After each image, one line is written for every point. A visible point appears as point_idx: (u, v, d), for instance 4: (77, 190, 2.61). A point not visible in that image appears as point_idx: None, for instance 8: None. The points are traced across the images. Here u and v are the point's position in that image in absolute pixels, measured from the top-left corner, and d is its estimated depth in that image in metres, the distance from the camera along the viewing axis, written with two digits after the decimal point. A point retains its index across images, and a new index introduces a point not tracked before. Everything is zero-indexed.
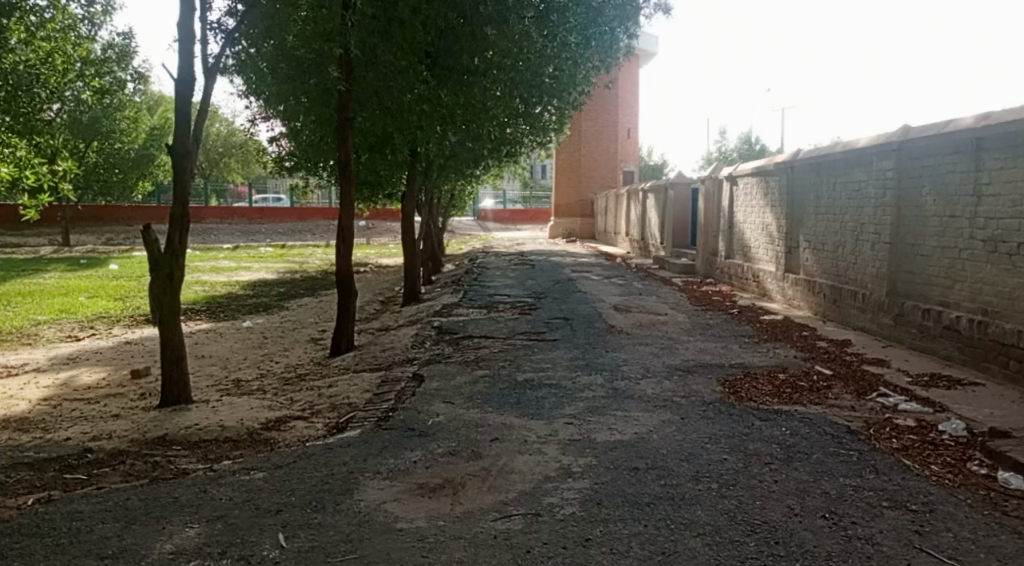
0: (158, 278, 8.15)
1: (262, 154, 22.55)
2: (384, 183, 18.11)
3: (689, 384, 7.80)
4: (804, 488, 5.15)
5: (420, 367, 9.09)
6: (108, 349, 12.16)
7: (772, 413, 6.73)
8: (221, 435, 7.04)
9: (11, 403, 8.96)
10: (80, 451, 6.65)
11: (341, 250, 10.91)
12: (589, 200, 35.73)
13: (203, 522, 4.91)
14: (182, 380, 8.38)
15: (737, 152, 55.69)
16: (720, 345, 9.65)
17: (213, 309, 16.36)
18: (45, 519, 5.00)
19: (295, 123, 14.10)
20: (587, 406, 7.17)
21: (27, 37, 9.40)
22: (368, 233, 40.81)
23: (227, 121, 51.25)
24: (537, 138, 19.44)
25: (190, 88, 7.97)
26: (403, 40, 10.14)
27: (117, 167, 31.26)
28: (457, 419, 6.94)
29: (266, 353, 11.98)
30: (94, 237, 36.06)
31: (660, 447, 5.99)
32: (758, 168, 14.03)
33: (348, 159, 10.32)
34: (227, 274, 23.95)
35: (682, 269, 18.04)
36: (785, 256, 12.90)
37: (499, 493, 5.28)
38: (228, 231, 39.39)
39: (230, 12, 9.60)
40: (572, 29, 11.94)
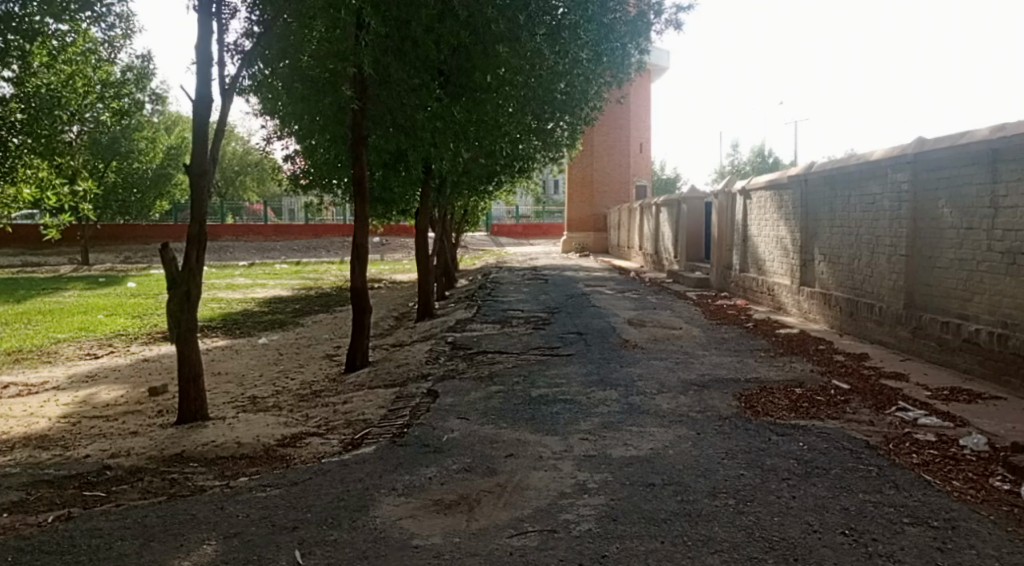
0: (175, 294, 8.20)
1: (277, 172, 22.69)
2: (398, 200, 18.24)
3: (704, 399, 7.77)
4: (823, 505, 5.12)
5: (434, 383, 9.07)
6: (126, 366, 12.26)
7: (790, 428, 6.69)
8: (238, 452, 7.07)
9: (31, 421, 9.02)
10: (98, 468, 6.69)
11: (356, 266, 10.97)
12: (602, 214, 35.78)
13: (220, 539, 4.93)
14: (199, 397, 8.44)
15: (749, 165, 55.73)
16: (735, 359, 9.62)
17: (229, 326, 16.47)
18: (65, 537, 5.03)
19: (310, 141, 14.22)
20: (602, 422, 7.15)
21: (49, 61, 9.44)
22: (382, 249, 41.07)
23: (243, 140, 51.77)
24: (550, 154, 19.54)
25: (207, 107, 8.05)
26: (415, 58, 10.14)
27: (135, 186, 31.66)
28: (472, 435, 6.94)
29: (282, 369, 12.03)
30: (113, 255, 36.49)
31: (676, 463, 5.96)
32: (772, 181, 13.99)
33: (362, 177, 10.46)
34: (243, 291, 24.13)
35: (696, 282, 18.00)
36: (800, 270, 12.84)
37: (514, 509, 5.28)
38: (244, 249, 39.76)
39: (246, 33, 9.74)
40: (584, 44, 11.57)
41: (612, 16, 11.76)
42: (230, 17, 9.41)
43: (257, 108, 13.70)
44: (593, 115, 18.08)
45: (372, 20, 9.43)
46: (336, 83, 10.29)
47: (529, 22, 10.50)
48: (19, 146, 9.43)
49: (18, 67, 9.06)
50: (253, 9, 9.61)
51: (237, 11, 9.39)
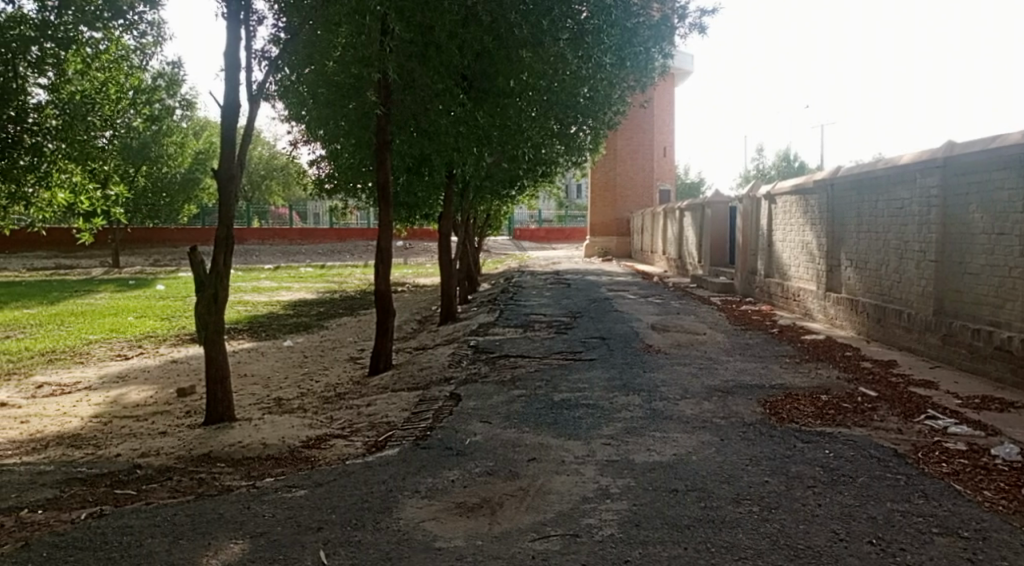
0: (203, 298, 8.28)
1: (303, 176, 22.95)
2: (421, 204, 18.36)
3: (729, 405, 7.75)
4: (849, 513, 5.09)
5: (457, 387, 9.12)
6: (155, 367, 12.45)
7: (815, 435, 6.66)
8: (264, 453, 7.16)
9: (65, 420, 9.21)
10: (130, 467, 6.80)
11: (379, 270, 11.06)
12: (625, 218, 35.76)
13: (247, 538, 5.00)
14: (226, 399, 8.54)
15: (776, 168, 55.65)
16: (759, 365, 9.57)
17: (255, 328, 16.64)
18: (97, 534, 5.12)
19: (334, 146, 14.35)
20: (625, 427, 7.16)
21: (83, 68, 9.55)
22: (406, 253, 41.35)
23: (270, 146, 52.45)
24: (572, 159, 19.54)
25: (235, 114, 8.16)
26: (439, 64, 10.20)
27: (165, 191, 32.45)
28: (494, 438, 6.98)
29: (307, 372, 12.15)
30: (143, 258, 37.09)
31: (699, 470, 5.96)
32: (797, 186, 13.93)
33: (386, 181, 10.57)
34: (269, 293, 24.39)
35: (721, 288, 17.96)
36: (826, 275, 12.75)
37: (537, 513, 5.30)
38: (270, 252, 40.22)
39: (273, 40, 9.90)
40: (606, 50, 11.49)
41: (637, 21, 11.77)
42: (257, 24, 9.55)
43: (284, 114, 13.85)
44: (616, 118, 18.06)
45: (396, 27, 9.49)
46: (361, 88, 10.63)
47: (553, 26, 10.26)
48: (53, 152, 9.31)
49: (53, 76, 9.16)
50: (280, 16, 9.72)
51: (264, 19, 9.52)
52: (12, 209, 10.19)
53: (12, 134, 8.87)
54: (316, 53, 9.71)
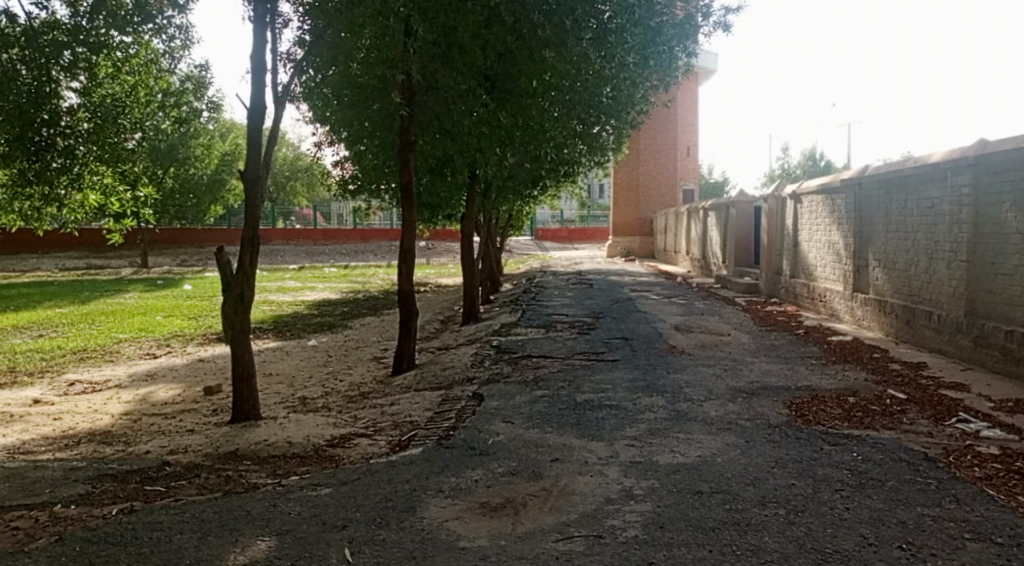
0: (229, 298, 8.35)
1: (327, 177, 23.06)
2: (444, 204, 18.41)
3: (754, 407, 7.70)
4: (878, 517, 5.04)
5: (479, 387, 9.13)
6: (183, 366, 12.58)
7: (843, 438, 6.60)
8: (289, 451, 7.21)
9: (96, 417, 9.34)
10: (158, 464, 6.88)
11: (403, 270, 11.10)
12: (648, 218, 35.64)
13: (273, 535, 5.04)
14: (252, 397, 8.62)
15: (801, 168, 55.23)
16: (785, 366, 9.50)
17: (280, 328, 16.77)
18: (127, 530, 5.18)
19: (359, 147, 14.43)
20: (649, 428, 7.14)
21: (114, 72, 9.61)
22: (429, 253, 41.48)
23: (294, 147, 52.88)
24: (595, 158, 19.51)
25: (261, 115, 8.23)
26: (462, 64, 10.22)
27: (192, 192, 32.78)
28: (517, 439, 6.99)
29: (331, 371, 12.23)
30: (170, 258, 37.51)
31: (724, 471, 5.93)
32: (824, 185, 13.81)
33: (409, 182, 10.60)
34: (293, 293, 24.57)
35: (745, 288, 17.85)
36: (854, 276, 12.62)
37: (560, 514, 5.29)
38: (294, 252, 40.51)
39: (298, 42, 9.97)
40: (630, 50, 11.45)
41: (660, 20, 11.73)
42: (283, 27, 9.63)
43: (309, 115, 13.94)
44: (639, 118, 18.00)
45: (419, 28, 9.52)
46: (385, 89, 10.66)
47: (576, 26, 10.19)
48: (85, 154, 9.47)
49: (85, 79, 9.21)
50: (306, 18, 9.81)
51: (289, 21, 9.60)
52: (45, 211, 10.31)
53: (46, 137, 8.91)
54: (340, 54, 9.78)
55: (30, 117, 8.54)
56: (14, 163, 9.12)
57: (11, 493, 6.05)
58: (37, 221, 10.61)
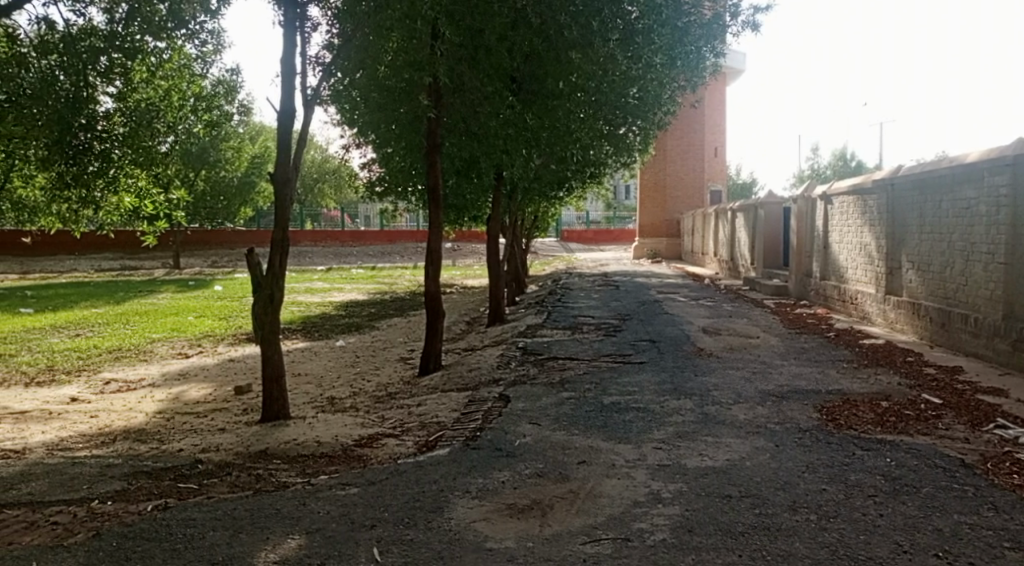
0: (259, 298, 8.42)
1: (354, 179, 23.19)
2: (471, 205, 18.44)
3: (784, 411, 7.63)
4: (913, 525, 4.97)
5: (506, 388, 9.13)
6: (213, 366, 12.71)
7: (876, 443, 6.51)
8: (318, 451, 7.26)
9: (130, 415, 9.48)
10: (191, 462, 6.95)
11: (430, 271, 11.13)
12: (675, 219, 35.45)
13: (303, 534, 5.08)
14: (281, 396, 8.69)
15: (832, 168, 54.67)
16: (816, 370, 9.39)
17: (308, 328, 16.90)
18: (162, 526, 5.25)
19: (386, 149, 14.51)
20: (676, 431, 7.10)
21: (148, 77, 9.73)
22: (455, 255, 41.60)
23: (322, 149, 53.30)
24: (622, 160, 19.44)
25: (291, 118, 8.30)
26: (488, 66, 10.23)
27: (222, 194, 33.17)
28: (544, 441, 6.97)
29: (359, 371, 12.30)
30: (201, 259, 37.93)
31: (754, 476, 5.88)
32: (855, 186, 13.65)
33: (436, 184, 10.62)
34: (321, 294, 24.75)
35: (775, 290, 17.70)
36: (887, 278, 12.46)
37: (587, 516, 5.28)
38: (322, 254, 40.81)
39: (327, 46, 10.04)
40: (657, 50, 11.37)
41: (688, 20, 11.71)
42: (312, 31, 9.70)
43: (338, 117, 14.02)
44: (666, 119, 17.91)
45: (447, 31, 9.54)
46: (412, 92, 10.70)
47: (603, 27, 9.98)
48: (120, 158, 9.52)
49: (121, 84, 9.38)
50: (334, 22, 9.85)
51: (319, 25, 9.67)
52: (82, 213, 10.47)
53: (83, 141, 8.96)
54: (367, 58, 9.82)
55: (67, 122, 8.54)
56: (54, 167, 9.24)
57: (49, 489, 6.14)
58: (74, 223, 10.77)
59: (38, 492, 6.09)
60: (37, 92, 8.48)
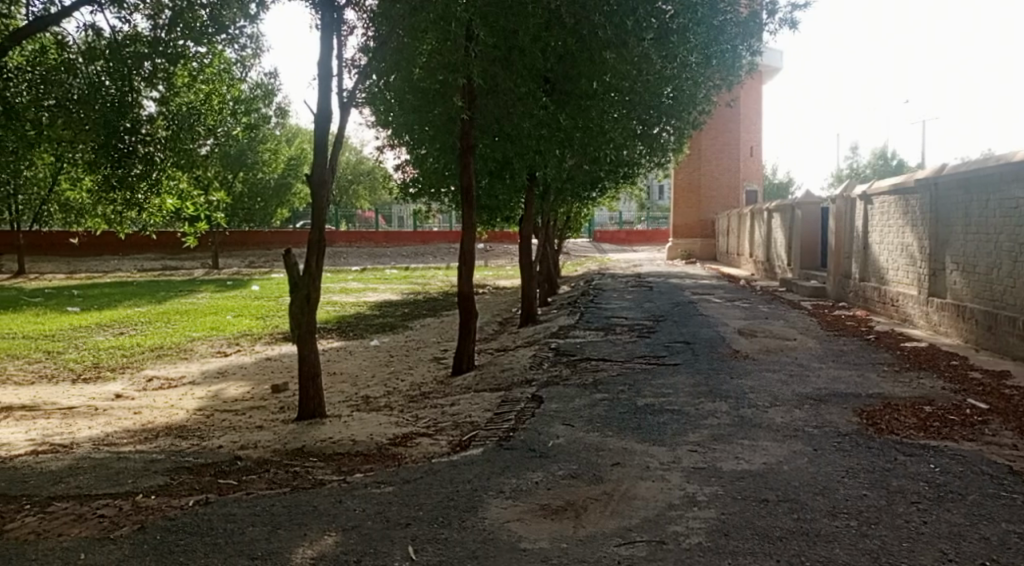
0: (296, 298, 8.49)
1: (388, 180, 23.34)
2: (504, 206, 18.45)
3: (822, 414, 7.51)
4: (959, 533, 4.86)
5: (539, 389, 9.11)
6: (251, 364, 12.86)
7: (920, 448, 6.39)
8: (353, 449, 7.30)
9: (172, 412, 9.62)
10: (230, 458, 7.04)
11: (464, 271, 11.16)
12: (710, 220, 35.15)
13: (339, 531, 5.11)
14: (317, 395, 8.76)
15: (871, 168, 53.87)
16: (856, 373, 9.25)
17: (343, 328, 17.02)
18: (203, 520, 5.31)
19: (419, 151, 14.56)
20: (712, 434, 7.02)
21: (190, 81, 9.84)
22: (488, 256, 41.66)
23: (356, 151, 53.75)
24: (656, 160, 19.32)
25: (328, 119, 8.36)
26: (522, 66, 10.21)
27: (259, 196, 33.62)
28: (577, 442, 6.94)
29: (393, 371, 12.36)
30: (239, 260, 38.44)
31: (792, 480, 5.79)
32: (896, 185, 13.43)
33: (470, 184, 10.63)
34: (355, 294, 24.93)
35: (812, 292, 17.45)
36: (929, 279, 12.23)
37: (622, 518, 5.24)
38: (357, 254, 41.13)
39: (363, 49, 10.10)
40: (693, 49, 11.49)
41: (724, 18, 11.71)
42: (348, 34, 9.77)
43: (372, 119, 14.10)
44: (700, 118, 17.76)
45: (481, 31, 9.54)
46: (446, 93, 10.73)
47: (638, 26, 9.85)
48: (163, 161, 9.67)
49: (164, 88, 9.50)
50: (370, 25, 9.90)
51: (355, 29, 9.74)
52: (126, 215, 10.67)
53: (128, 145, 9.19)
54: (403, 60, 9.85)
55: (113, 126, 8.82)
56: (100, 170, 9.41)
57: (96, 483, 6.25)
58: (118, 224, 10.99)
59: (86, 485, 6.20)
60: (85, 97, 8.70)
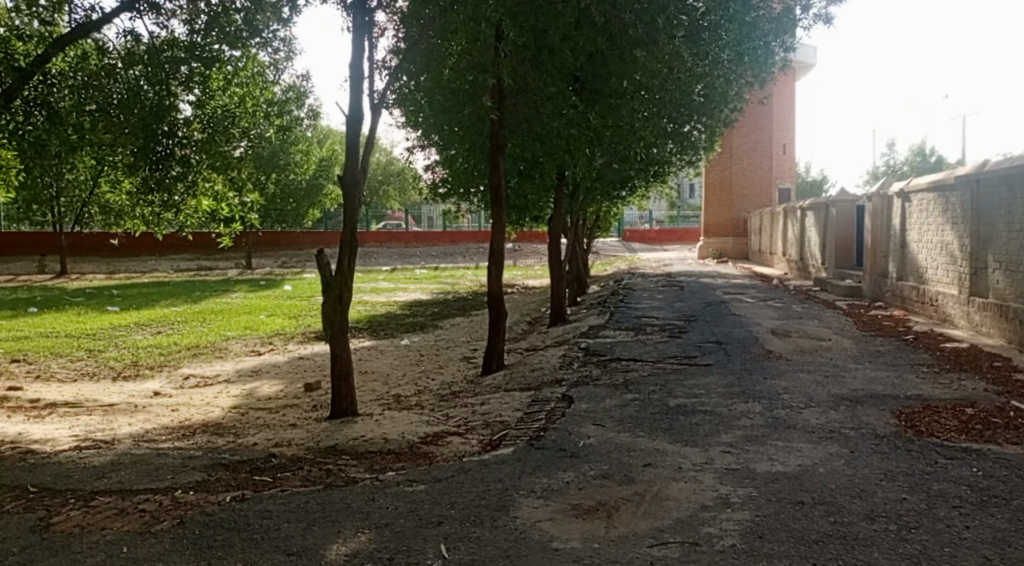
0: (328, 298, 8.52)
1: (418, 181, 23.42)
2: (533, 205, 18.41)
3: (859, 416, 7.40)
4: (1003, 538, 4.76)
5: (569, 389, 9.08)
6: (284, 363, 12.98)
7: (961, 452, 6.26)
8: (385, 447, 7.32)
9: (208, 409, 9.73)
10: (265, 455, 7.09)
11: (494, 270, 11.15)
12: (742, 218, 34.82)
13: (373, 528, 5.11)
14: (349, 393, 8.80)
15: (908, 165, 53.03)
16: (893, 374, 9.09)
17: (374, 327, 17.10)
18: (240, 516, 5.35)
19: (449, 151, 14.58)
20: (745, 435, 6.94)
21: (225, 84, 9.92)
22: (518, 256, 41.68)
23: (387, 151, 54.09)
24: (686, 158, 19.17)
25: (359, 120, 8.39)
26: (552, 65, 10.18)
27: (291, 196, 33.93)
28: (608, 442, 6.90)
29: (423, 370, 12.39)
30: (272, 260, 38.85)
31: (828, 482, 5.71)
32: (935, 183, 13.22)
33: (499, 184, 10.63)
34: (386, 294, 25.05)
35: (847, 291, 17.20)
36: (970, 279, 12.01)
37: (654, 519, 5.20)
38: (387, 254, 41.35)
39: (392, 50, 10.13)
40: (724, 46, 11.40)
41: (756, 15, 11.59)
42: (379, 36, 9.81)
43: (403, 119, 14.14)
44: (732, 117, 17.59)
45: (512, 31, 9.53)
46: (476, 93, 10.73)
47: (668, 24, 9.80)
48: (198, 163, 9.78)
49: (200, 92, 9.57)
50: (400, 27, 9.92)
51: (385, 31, 9.77)
52: (164, 215, 10.83)
53: (165, 147, 9.30)
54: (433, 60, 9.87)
55: (151, 129, 8.95)
56: (139, 172, 9.53)
57: (137, 478, 6.33)
58: (155, 225, 11.13)
59: (127, 480, 6.28)
60: (125, 101, 8.90)
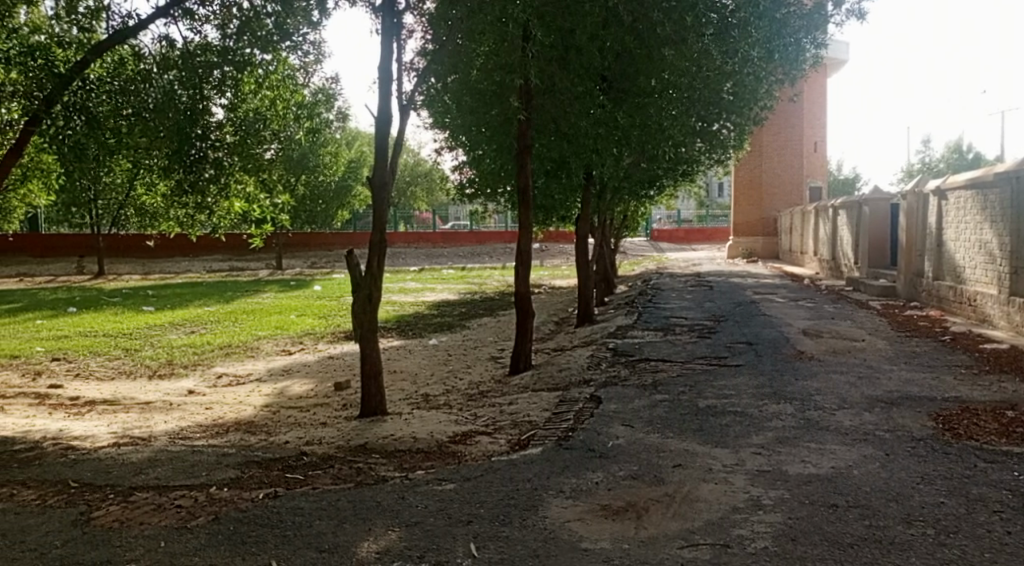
0: (358, 298, 8.53)
1: (445, 182, 23.47)
2: (560, 205, 18.35)
3: (894, 418, 7.27)
4: None
5: (597, 389, 9.03)
6: (314, 362, 13.06)
7: (1001, 455, 6.12)
8: (413, 446, 7.32)
9: (240, 408, 9.81)
10: (296, 453, 7.12)
11: (522, 270, 11.12)
12: (772, 217, 34.46)
13: (403, 526, 5.11)
14: (379, 393, 8.81)
15: (944, 162, 52.17)
16: (929, 375, 8.93)
17: (402, 327, 17.16)
18: (274, 513, 5.38)
19: (477, 151, 14.58)
20: (777, 436, 6.86)
21: (256, 88, 10.02)
22: (546, 257, 41.63)
23: (415, 152, 54.32)
24: (715, 157, 19.01)
25: (387, 124, 8.40)
26: (580, 64, 10.13)
27: (320, 197, 34.18)
28: (638, 443, 6.85)
29: (451, 370, 12.40)
30: (301, 261, 39.18)
31: (863, 485, 5.61)
32: (973, 180, 12.98)
33: (527, 184, 10.59)
34: (414, 294, 25.13)
35: (881, 292, 16.94)
36: (1010, 278, 11.77)
37: (685, 520, 5.14)
38: (415, 254, 41.52)
39: (421, 51, 10.15)
40: (755, 44, 11.09)
41: (786, 12, 11.39)
42: (407, 37, 9.83)
43: (431, 120, 14.16)
44: (762, 115, 17.40)
45: (540, 31, 9.51)
46: (504, 93, 10.72)
47: (697, 22, 9.69)
48: (230, 167, 9.78)
49: (232, 96, 9.67)
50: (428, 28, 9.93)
51: (413, 32, 9.78)
52: (197, 217, 10.95)
53: (199, 150, 9.38)
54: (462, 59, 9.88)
55: (185, 133, 8.97)
56: (173, 175, 9.57)
57: (173, 474, 6.39)
58: (189, 226, 11.25)
59: (164, 476, 6.34)
60: (160, 105, 8.90)
